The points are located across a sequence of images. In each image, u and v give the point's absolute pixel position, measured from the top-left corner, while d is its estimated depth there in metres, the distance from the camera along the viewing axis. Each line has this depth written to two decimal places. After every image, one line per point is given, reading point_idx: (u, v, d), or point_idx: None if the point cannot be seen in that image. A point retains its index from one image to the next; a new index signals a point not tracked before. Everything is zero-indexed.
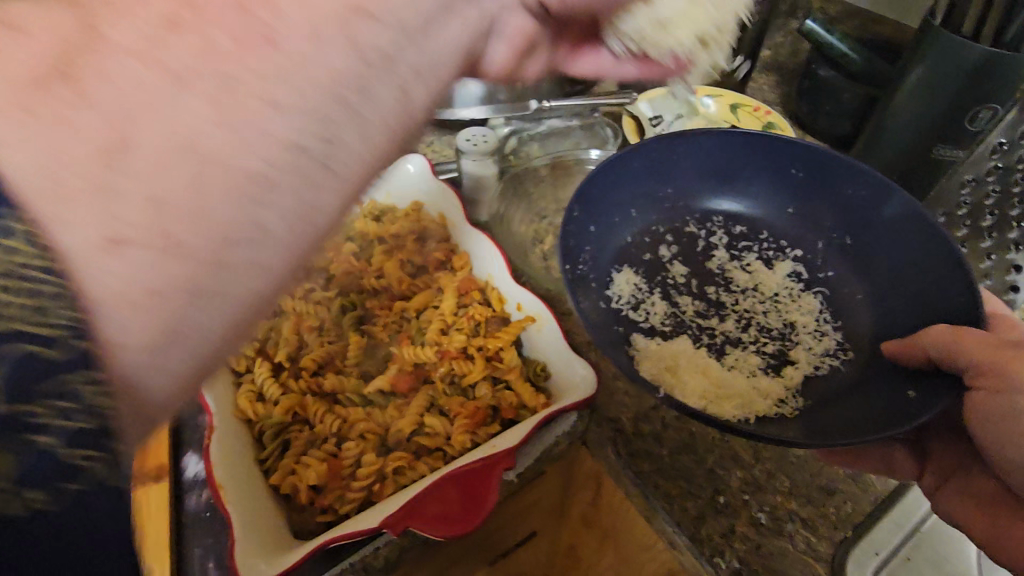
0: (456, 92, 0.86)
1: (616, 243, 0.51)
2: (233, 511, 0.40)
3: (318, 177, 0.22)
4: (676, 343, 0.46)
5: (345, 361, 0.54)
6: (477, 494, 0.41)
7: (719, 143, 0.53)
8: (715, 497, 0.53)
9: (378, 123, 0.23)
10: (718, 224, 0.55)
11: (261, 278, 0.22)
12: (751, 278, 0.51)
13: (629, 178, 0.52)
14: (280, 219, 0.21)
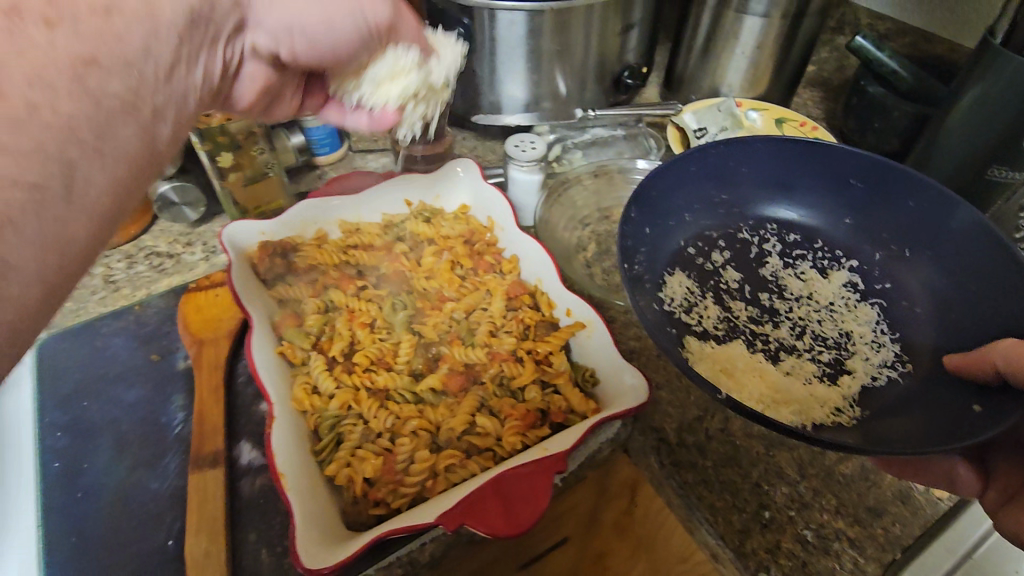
0: (502, 99, 0.88)
1: (671, 245, 0.55)
2: (294, 499, 0.41)
3: (57, 208, 0.28)
4: (733, 348, 0.48)
5: (398, 357, 0.54)
6: (529, 495, 0.41)
7: (775, 152, 0.57)
8: (760, 511, 0.53)
9: (118, 158, 0.30)
10: (771, 232, 0.58)
11: (12, 303, 0.27)
12: (806, 286, 0.54)
13: (688, 183, 0.57)
14: (22, 252, 0.27)
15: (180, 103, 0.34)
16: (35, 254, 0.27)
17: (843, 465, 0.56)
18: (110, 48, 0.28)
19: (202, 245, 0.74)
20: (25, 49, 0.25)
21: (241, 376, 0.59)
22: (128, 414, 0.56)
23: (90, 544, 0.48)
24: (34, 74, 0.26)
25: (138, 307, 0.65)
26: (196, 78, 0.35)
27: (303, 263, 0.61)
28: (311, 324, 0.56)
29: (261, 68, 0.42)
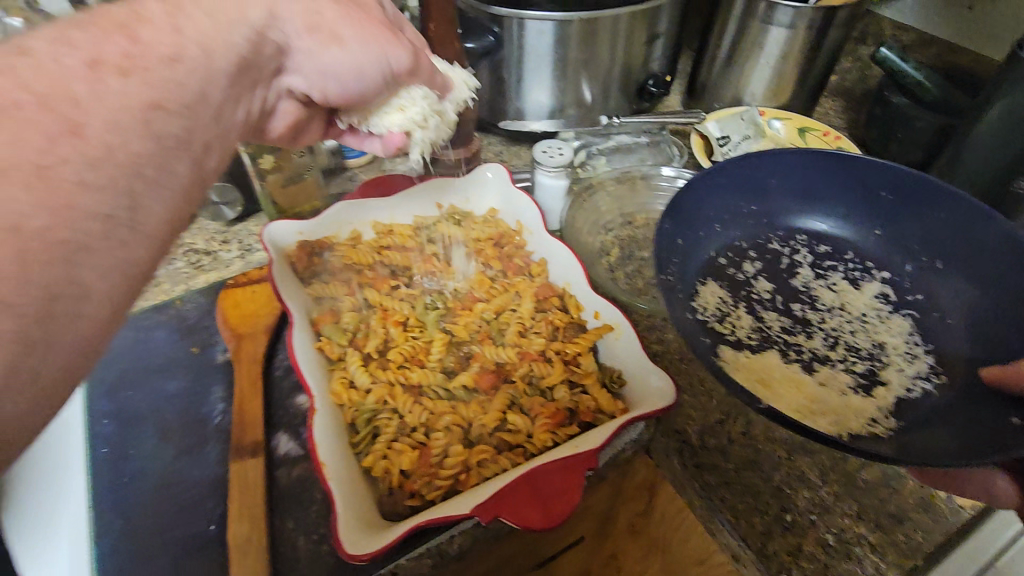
0: (527, 105, 0.90)
1: (702, 255, 0.57)
2: (335, 487, 0.43)
3: (126, 235, 0.30)
4: (767, 359, 0.49)
5: (430, 355, 0.56)
6: (562, 491, 0.43)
7: (804, 164, 0.60)
8: (782, 514, 0.54)
9: (176, 189, 0.33)
10: (802, 243, 0.60)
11: (86, 325, 0.28)
12: (837, 297, 0.55)
13: (718, 196, 0.60)
14: (95, 278, 0.28)
15: (225, 138, 0.37)
16: (105, 274, 0.29)
17: (864, 472, 0.57)
18: (173, 95, 0.32)
19: (238, 243, 0.77)
20: (106, 95, 0.29)
21: (278, 370, 0.62)
22: (171, 403, 0.59)
23: (137, 525, 0.51)
24: (112, 115, 0.29)
25: (178, 301, 0.68)
26: (237, 116, 0.38)
27: (339, 263, 0.63)
28: (347, 321, 0.58)
29: (294, 104, 0.48)
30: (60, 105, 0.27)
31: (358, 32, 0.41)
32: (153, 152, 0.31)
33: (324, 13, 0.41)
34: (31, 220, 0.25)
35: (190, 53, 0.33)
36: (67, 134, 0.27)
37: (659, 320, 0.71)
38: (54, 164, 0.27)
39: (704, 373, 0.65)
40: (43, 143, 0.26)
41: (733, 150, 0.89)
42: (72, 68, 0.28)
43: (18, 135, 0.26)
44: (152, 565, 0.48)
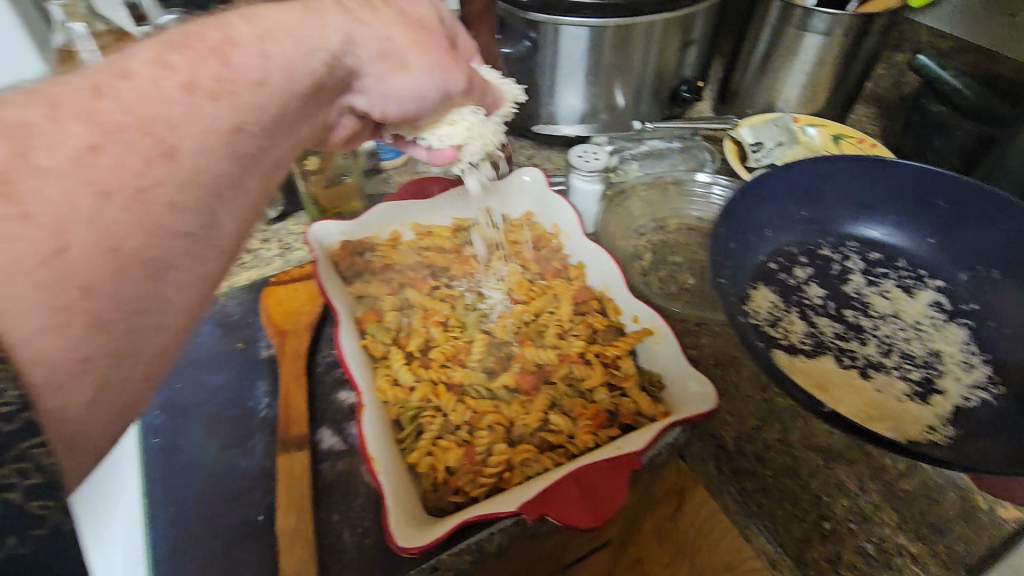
0: (559, 110, 0.90)
1: (754, 258, 0.61)
2: (385, 482, 0.44)
3: (201, 250, 0.32)
4: (823, 363, 0.52)
5: (471, 355, 0.57)
6: (606, 494, 0.43)
7: (858, 173, 0.64)
8: (820, 521, 0.54)
9: (247, 203, 0.35)
10: (853, 250, 0.64)
11: (163, 334, 0.31)
12: (890, 305, 0.59)
13: (771, 202, 0.64)
14: (173, 292, 0.31)
15: (290, 151, 0.39)
16: (183, 287, 0.32)
17: (904, 482, 0.57)
18: (253, 116, 0.33)
19: (278, 241, 0.79)
20: (198, 118, 0.30)
21: (321, 366, 0.63)
22: (217, 396, 0.61)
23: (188, 512, 0.52)
24: (201, 138, 0.30)
25: (223, 297, 0.70)
26: (304, 132, 0.40)
27: (380, 262, 0.65)
28: (390, 320, 0.59)
29: (354, 120, 0.49)
30: (158, 128, 0.29)
31: (424, 58, 0.43)
32: (230, 171, 0.32)
33: (394, 40, 0.42)
34: (128, 240, 0.28)
35: (274, 79, 0.35)
36: (162, 157, 0.29)
37: (693, 325, 0.71)
38: (148, 189, 0.28)
39: (739, 378, 0.65)
40: (141, 167, 0.28)
41: (767, 156, 0.88)
42: (170, 91, 0.30)
43: (122, 156, 0.27)
44: (202, 553, 0.50)
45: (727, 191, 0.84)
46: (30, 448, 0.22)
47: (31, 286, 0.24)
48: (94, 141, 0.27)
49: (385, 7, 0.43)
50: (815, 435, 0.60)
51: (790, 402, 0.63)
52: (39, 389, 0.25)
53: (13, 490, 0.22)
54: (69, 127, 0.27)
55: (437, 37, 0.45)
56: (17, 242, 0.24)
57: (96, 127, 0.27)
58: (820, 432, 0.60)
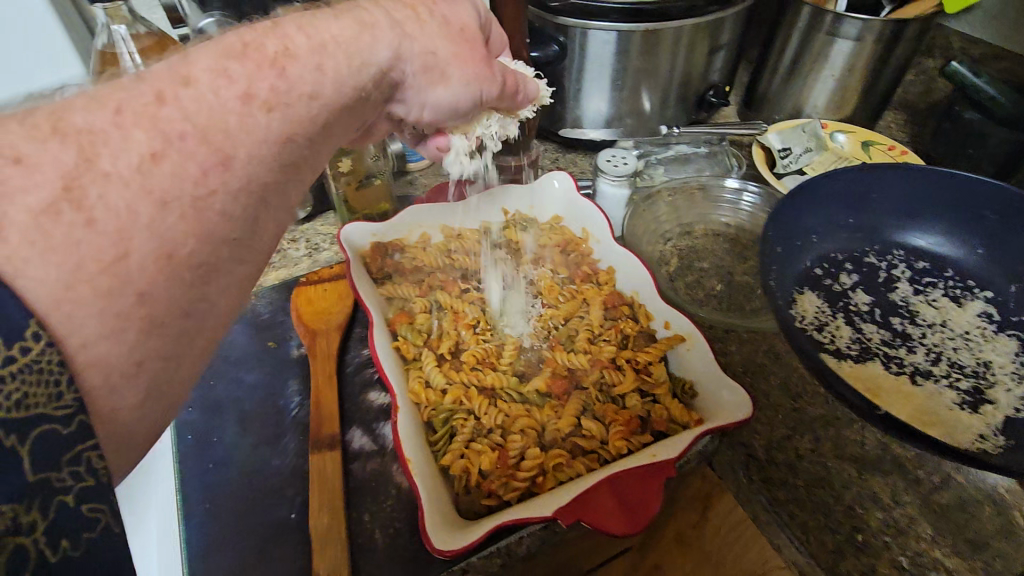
0: (585, 114, 0.90)
1: (800, 263, 0.65)
2: (420, 485, 0.45)
3: (247, 254, 0.33)
4: (871, 369, 0.56)
5: (501, 359, 0.57)
6: (639, 503, 0.43)
7: (907, 181, 0.68)
8: (853, 534, 0.54)
9: (288, 208, 0.35)
10: (900, 257, 0.67)
11: (209, 336, 0.32)
12: (938, 314, 0.62)
13: (817, 209, 0.67)
14: (221, 296, 0.32)
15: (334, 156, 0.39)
16: (227, 292, 0.32)
17: (939, 495, 0.56)
18: (303, 125, 0.33)
19: (305, 242, 0.79)
20: (254, 128, 0.31)
21: (350, 366, 0.64)
22: (249, 394, 0.61)
23: (221, 509, 0.53)
24: (256, 148, 0.31)
25: (253, 296, 0.70)
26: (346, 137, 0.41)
27: (410, 264, 0.65)
28: (421, 322, 0.59)
29: (389, 125, 0.49)
30: (216, 137, 0.29)
31: (462, 71, 0.44)
32: (278, 180, 0.33)
33: (438, 53, 0.42)
34: (183, 248, 0.28)
35: (327, 92, 0.35)
36: (218, 166, 0.29)
37: (720, 331, 0.70)
38: (204, 198, 0.28)
39: (768, 387, 0.65)
40: (198, 176, 0.28)
41: (793, 163, 0.88)
42: (227, 101, 0.30)
43: (182, 165, 0.28)
44: (235, 551, 0.51)
45: (756, 197, 0.84)
46: (86, 453, 0.24)
47: (93, 295, 0.25)
48: (156, 149, 0.27)
49: (428, 16, 0.43)
50: (847, 445, 0.60)
51: (821, 412, 0.62)
52: (94, 390, 0.26)
53: (69, 491, 0.24)
54: (132, 133, 0.27)
55: (478, 48, 0.45)
56: (82, 251, 0.25)
57: (157, 134, 0.27)
58: (853, 443, 0.60)
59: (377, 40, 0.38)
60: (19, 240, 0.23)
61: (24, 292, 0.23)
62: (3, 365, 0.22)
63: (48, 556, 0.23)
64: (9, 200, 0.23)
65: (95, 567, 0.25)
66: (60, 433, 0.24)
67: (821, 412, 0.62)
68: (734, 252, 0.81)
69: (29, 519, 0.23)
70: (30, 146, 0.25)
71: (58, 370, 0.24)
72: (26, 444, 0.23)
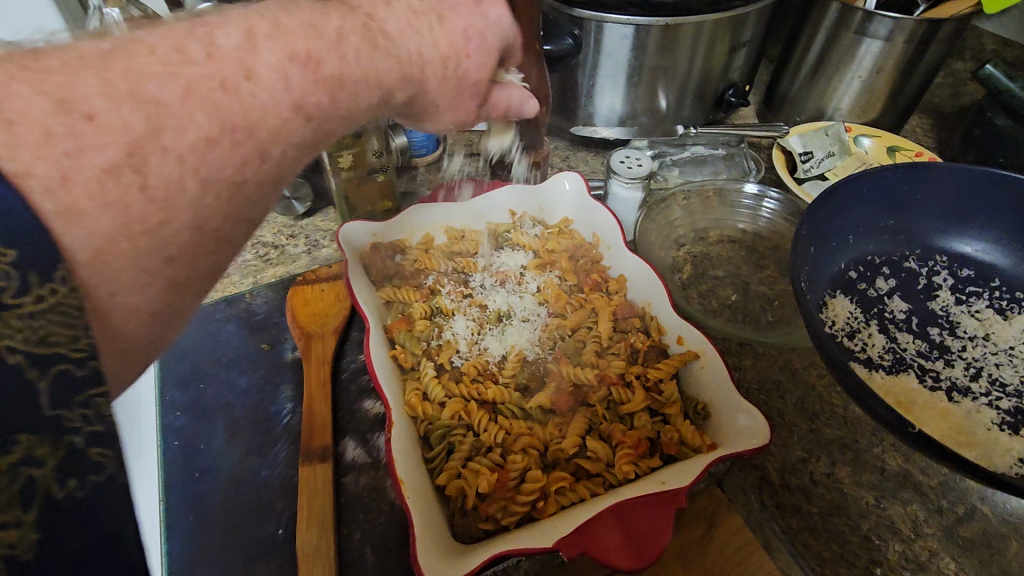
0: (596, 111, 0.87)
1: (834, 266, 0.65)
2: (413, 505, 0.42)
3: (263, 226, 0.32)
4: (905, 381, 0.55)
5: (503, 371, 0.54)
6: (650, 534, 0.41)
7: (962, 180, 0.65)
8: (872, 567, 0.51)
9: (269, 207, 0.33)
10: (943, 263, 0.67)
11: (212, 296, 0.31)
12: (981, 325, 0.61)
13: (857, 210, 0.66)
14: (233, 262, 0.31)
15: None
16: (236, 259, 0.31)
17: (963, 529, 0.53)
18: (331, 133, 0.32)
19: (305, 238, 0.77)
20: (292, 134, 0.29)
21: (346, 372, 0.61)
22: (241, 399, 0.59)
23: (207, 518, 0.51)
24: (292, 148, 0.30)
25: (249, 295, 0.68)
26: None
27: (412, 268, 0.62)
28: (420, 330, 0.56)
29: None
30: (263, 135, 0.28)
31: (456, 118, 0.41)
32: (294, 168, 0.31)
33: (440, 104, 0.39)
34: (214, 221, 0.27)
35: (362, 110, 0.33)
36: (255, 157, 0.28)
37: (733, 345, 0.67)
38: (238, 189, 0.28)
39: (783, 406, 0.62)
40: (240, 164, 0.27)
41: (815, 168, 0.85)
42: (280, 104, 0.28)
43: (233, 154, 0.27)
44: (222, 562, 0.49)
45: (776, 204, 0.80)
46: (95, 397, 0.22)
47: (128, 256, 0.24)
48: (212, 133, 0.26)
49: (449, 69, 0.36)
50: (865, 471, 0.56)
51: (838, 434, 0.59)
52: (105, 338, 0.26)
53: (80, 434, 0.21)
54: (196, 115, 0.25)
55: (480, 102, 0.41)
56: (131, 213, 0.23)
57: (217, 121, 0.26)
58: (871, 470, 0.56)
59: (405, 89, 0.35)
60: (82, 192, 0.22)
61: (67, 242, 0.22)
62: (27, 302, 0.20)
63: (52, 493, 0.21)
64: (80, 156, 0.22)
65: (104, 520, 0.22)
66: (75, 376, 0.22)
67: (838, 434, 0.59)
68: (751, 260, 0.77)
69: (39, 454, 0.20)
70: (106, 105, 0.23)
71: (78, 315, 0.22)
72: (42, 387, 0.21)
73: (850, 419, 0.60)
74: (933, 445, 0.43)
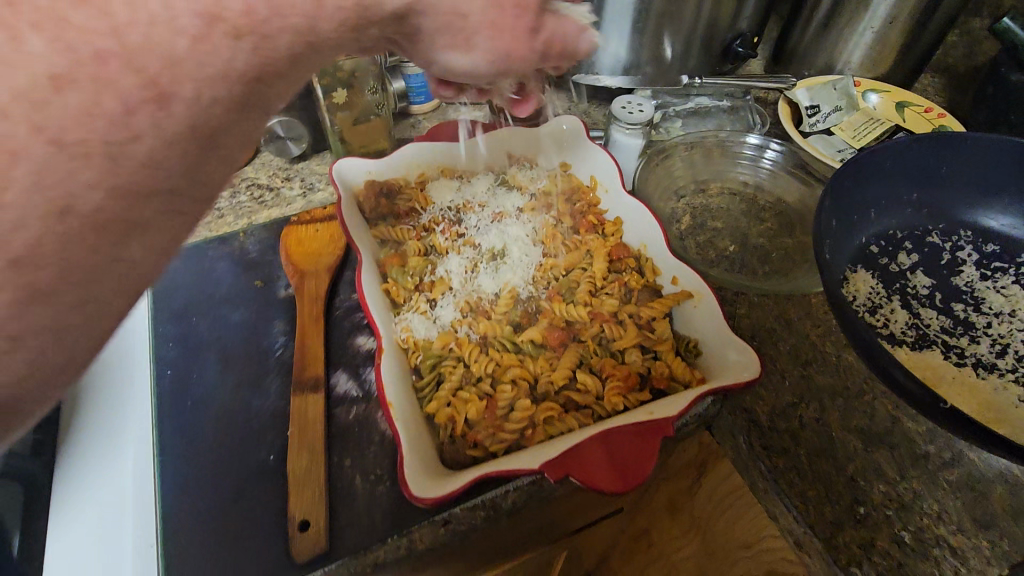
0: (599, 58, 0.85)
1: (856, 240, 0.65)
2: (401, 427, 0.43)
3: (187, 207, 0.28)
4: (929, 357, 0.55)
5: (496, 307, 0.54)
6: (635, 458, 0.41)
7: (994, 152, 0.66)
8: (854, 506, 0.51)
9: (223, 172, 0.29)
10: (967, 237, 0.67)
11: (136, 296, 0.28)
12: (1006, 301, 0.61)
13: (881, 181, 0.67)
14: (144, 255, 0.27)
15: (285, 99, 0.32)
16: (156, 250, 0.27)
17: (947, 472, 0.53)
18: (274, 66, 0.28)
19: (300, 182, 0.76)
20: (210, 59, 0.25)
21: (340, 308, 0.61)
22: (232, 333, 0.59)
23: (199, 444, 0.52)
24: (207, 84, 0.25)
25: (243, 235, 0.67)
26: None
27: (404, 207, 0.61)
28: (413, 265, 0.56)
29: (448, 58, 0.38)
30: (149, 63, 0.24)
31: (493, 45, 0.36)
32: (230, 121, 0.27)
33: (469, 16, 0.35)
34: (86, 201, 0.23)
35: (321, 28, 0.29)
36: (149, 102, 0.24)
37: (730, 294, 0.67)
38: (119, 157, 0.24)
39: (776, 352, 0.62)
40: (120, 114, 0.23)
41: (822, 123, 0.83)
42: (181, 17, 0.24)
43: (94, 97, 0.23)
44: (213, 491, 0.49)
45: (778, 155, 0.79)
46: None
47: None
48: (61, 72, 0.22)
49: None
50: (854, 416, 0.57)
51: (830, 381, 0.59)
52: None
53: None
54: (27, 39, 0.21)
55: (529, 19, 0.36)
56: None
57: (62, 51, 0.22)
58: (860, 414, 0.57)
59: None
60: None
61: None
62: None
63: None
64: None
65: None
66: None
67: (830, 381, 0.59)
68: (751, 213, 0.76)
69: None
70: None
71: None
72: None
73: (841, 366, 0.60)
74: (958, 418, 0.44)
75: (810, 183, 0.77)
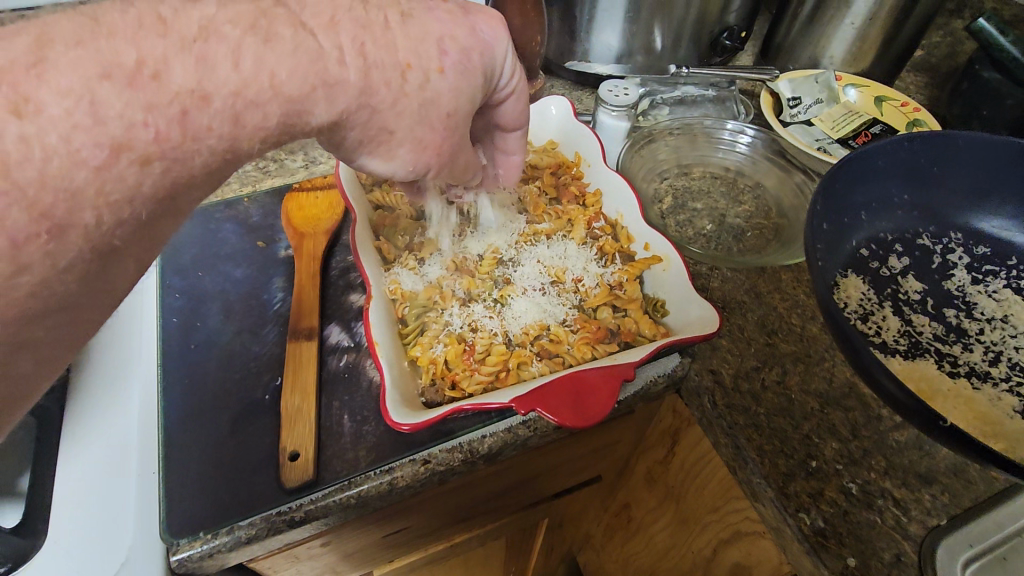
0: (593, 45, 0.87)
1: (847, 244, 0.63)
2: (385, 364, 0.47)
3: (101, 303, 0.33)
4: (923, 367, 0.54)
5: (479, 267, 0.59)
6: (587, 403, 0.45)
7: (988, 152, 0.63)
8: (807, 460, 0.54)
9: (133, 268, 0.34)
10: (956, 240, 0.65)
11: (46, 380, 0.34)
12: (998, 307, 0.59)
13: (872, 182, 0.64)
14: (62, 345, 0.32)
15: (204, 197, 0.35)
16: (72, 337, 0.33)
17: (897, 433, 0.56)
18: (181, 185, 0.31)
19: (303, 154, 0.79)
20: (112, 187, 0.28)
21: (335, 268, 0.65)
22: (234, 287, 0.64)
23: (202, 385, 0.56)
24: (106, 209, 0.29)
25: (247, 200, 0.72)
26: None
27: None
28: (403, 228, 0.61)
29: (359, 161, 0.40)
30: (44, 200, 0.26)
31: (413, 156, 0.39)
32: (136, 238, 0.32)
33: (395, 132, 0.38)
34: None
35: (242, 145, 0.32)
36: (42, 237, 0.27)
37: (704, 269, 0.71)
38: (4, 289, 0.27)
39: (744, 322, 0.65)
40: (7, 249, 0.26)
41: (801, 114, 0.87)
42: (81, 151, 0.27)
43: None
44: (214, 424, 0.53)
45: (754, 140, 0.83)
46: None
47: None
48: None
49: (412, 86, 0.36)
50: (813, 380, 0.60)
51: (793, 349, 0.63)
52: None
53: None
54: None
55: (454, 140, 0.40)
56: None
57: None
58: (819, 379, 0.60)
59: (329, 98, 0.33)
60: None
61: None
62: None
63: None
64: None
65: None
66: None
67: (792, 348, 0.63)
68: (730, 195, 0.80)
69: None
70: None
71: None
72: None
73: (806, 336, 0.64)
74: (934, 422, 0.44)
75: (786, 168, 0.81)
